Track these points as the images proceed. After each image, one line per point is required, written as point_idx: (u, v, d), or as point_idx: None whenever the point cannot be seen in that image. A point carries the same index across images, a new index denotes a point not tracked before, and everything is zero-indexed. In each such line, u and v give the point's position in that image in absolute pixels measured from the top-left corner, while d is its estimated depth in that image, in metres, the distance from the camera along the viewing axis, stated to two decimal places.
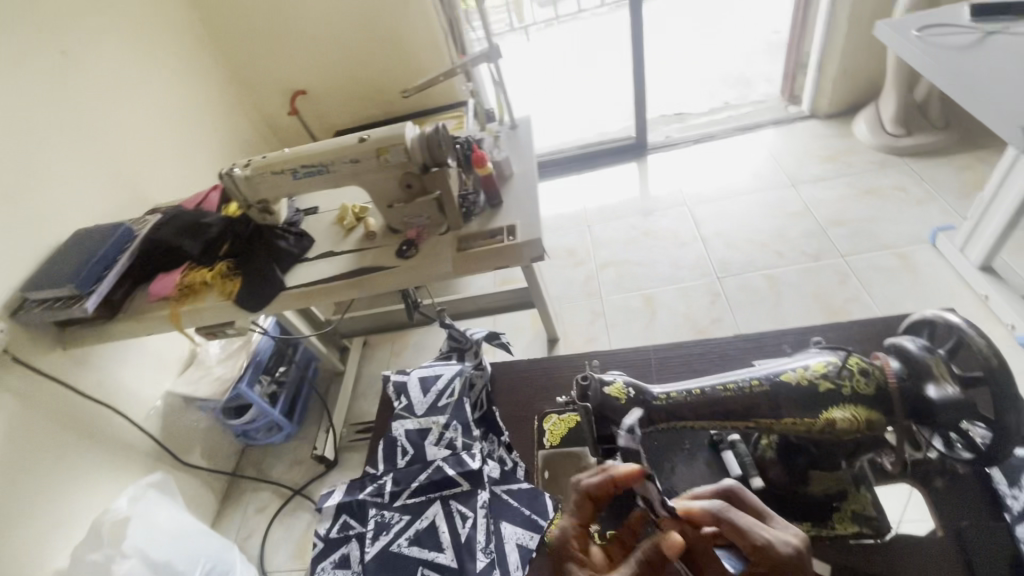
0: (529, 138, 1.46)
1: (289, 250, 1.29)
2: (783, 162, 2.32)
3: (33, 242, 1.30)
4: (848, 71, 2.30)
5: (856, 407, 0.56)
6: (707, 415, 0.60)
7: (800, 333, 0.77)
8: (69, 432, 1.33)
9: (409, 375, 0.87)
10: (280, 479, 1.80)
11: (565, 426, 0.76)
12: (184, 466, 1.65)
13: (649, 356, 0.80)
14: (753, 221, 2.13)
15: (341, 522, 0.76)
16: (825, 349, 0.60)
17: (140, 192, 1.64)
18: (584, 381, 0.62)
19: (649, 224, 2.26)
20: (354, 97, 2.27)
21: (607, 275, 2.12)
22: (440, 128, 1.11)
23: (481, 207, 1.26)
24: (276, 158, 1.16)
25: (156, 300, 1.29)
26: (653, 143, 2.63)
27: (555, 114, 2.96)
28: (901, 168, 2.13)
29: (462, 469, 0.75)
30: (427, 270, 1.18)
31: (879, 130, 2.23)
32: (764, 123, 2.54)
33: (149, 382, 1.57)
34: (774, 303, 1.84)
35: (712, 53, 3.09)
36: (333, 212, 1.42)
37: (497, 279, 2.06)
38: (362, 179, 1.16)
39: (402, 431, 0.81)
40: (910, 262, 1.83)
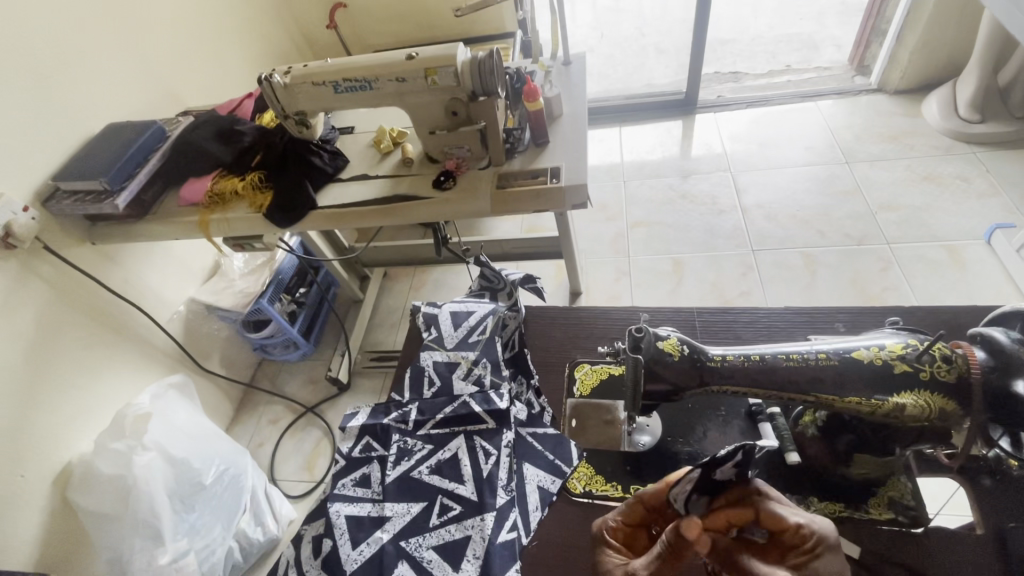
0: (582, 77, 1.37)
1: (323, 169, 1.24)
2: (840, 137, 2.19)
3: (66, 130, 1.27)
4: (930, 44, 2.11)
5: (931, 394, 0.53)
6: (762, 383, 0.59)
7: (856, 312, 0.73)
8: (95, 326, 1.35)
9: (439, 308, 0.85)
10: (293, 395, 1.85)
11: (597, 376, 0.75)
12: (203, 371, 1.69)
13: (694, 318, 0.77)
14: (798, 196, 2.03)
15: (363, 443, 0.77)
16: (902, 332, 0.58)
17: (173, 92, 1.58)
18: (638, 332, 0.59)
19: (687, 186, 2.17)
20: (396, 15, 2.14)
21: (637, 234, 2.06)
22: (495, 53, 1.03)
23: (525, 145, 1.20)
24: (320, 66, 1.10)
25: (187, 204, 1.27)
26: (702, 101, 2.49)
27: (603, 59, 2.80)
28: (967, 157, 1.99)
29: (489, 407, 0.74)
30: (463, 205, 1.14)
31: (951, 114, 2.07)
32: (825, 92, 2.38)
33: (173, 287, 1.58)
34: (808, 282, 1.79)
35: (779, 9, 2.86)
36: (370, 134, 1.37)
37: (525, 225, 2.01)
38: (409, 101, 1.10)
39: (430, 361, 0.80)
40: (959, 257, 1.74)
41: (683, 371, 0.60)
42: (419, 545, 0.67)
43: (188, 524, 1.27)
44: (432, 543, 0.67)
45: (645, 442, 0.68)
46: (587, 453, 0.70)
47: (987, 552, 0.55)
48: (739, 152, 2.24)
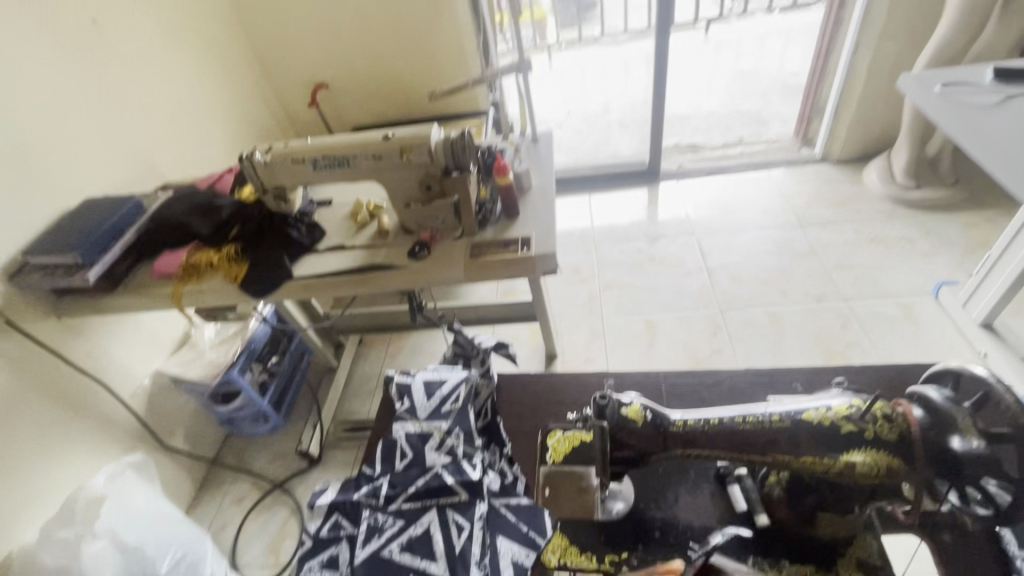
0: (550, 153, 1.46)
1: (300, 240, 1.28)
2: (792, 202, 2.35)
3: (42, 206, 1.28)
4: (863, 120, 2.34)
5: (878, 451, 0.55)
6: (722, 445, 0.61)
7: (814, 373, 0.76)
8: (53, 403, 1.30)
9: (413, 378, 0.86)
10: (260, 471, 1.77)
11: (569, 443, 0.73)
12: (165, 448, 1.61)
13: (660, 381, 0.80)
14: (759, 258, 2.14)
15: (332, 521, 0.76)
16: (848, 392, 0.61)
17: (153, 168, 1.63)
18: (602, 400, 0.62)
19: (655, 249, 2.27)
20: (376, 94, 2.28)
21: (610, 296, 2.12)
22: (467, 133, 1.11)
23: (497, 216, 1.27)
24: (300, 146, 1.16)
25: (160, 276, 1.27)
26: (665, 171, 2.66)
27: (571, 133, 2.99)
28: (909, 220, 2.15)
29: (462, 478, 0.76)
30: (436, 274, 1.18)
31: (889, 180, 2.26)
32: (776, 162, 2.58)
33: (140, 359, 1.55)
34: (775, 340, 1.85)
35: (729, 90, 3.14)
36: (348, 206, 1.41)
37: (500, 289, 2.05)
38: (384, 177, 1.16)
39: (402, 433, 0.80)
40: (912, 312, 1.84)
41: (648, 437, 0.62)
42: None
43: None
44: None
45: (619, 509, 0.67)
46: (562, 523, 0.67)
47: None
48: (702, 217, 2.37)
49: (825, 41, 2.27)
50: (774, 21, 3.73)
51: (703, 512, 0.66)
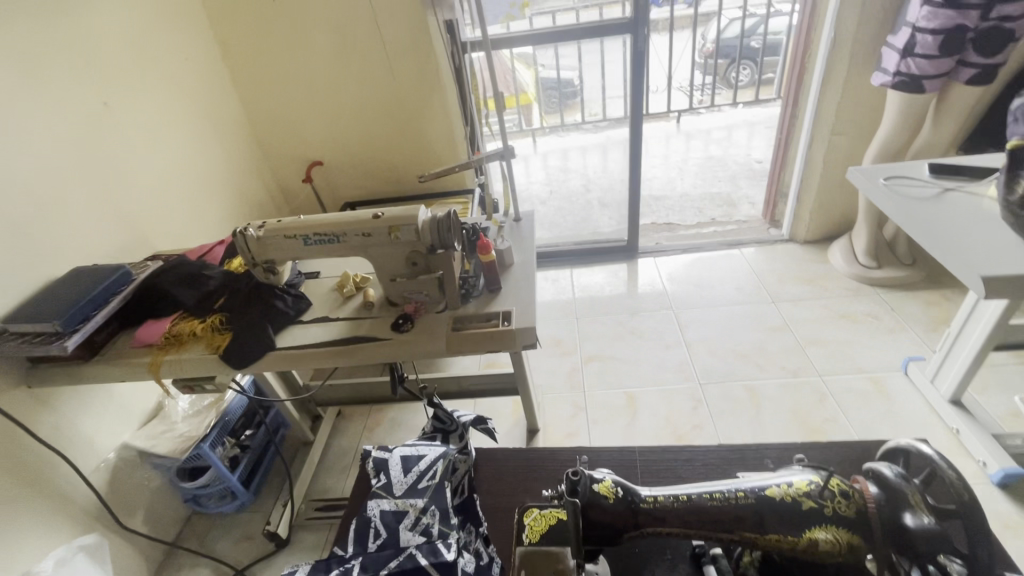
0: (531, 231, 1.54)
1: (285, 311, 1.30)
2: (764, 279, 2.46)
3: (29, 274, 1.30)
4: (824, 205, 2.51)
5: (838, 528, 0.57)
6: (693, 523, 0.61)
7: (784, 449, 0.78)
8: (9, 479, 1.24)
9: (390, 453, 0.86)
10: (222, 556, 1.66)
11: (545, 521, 0.73)
12: (122, 529, 1.52)
13: (635, 458, 0.81)
14: (736, 332, 2.20)
15: None
16: (808, 468, 0.63)
17: (145, 238, 1.67)
18: (574, 476, 0.61)
19: (635, 322, 2.33)
20: (368, 172, 2.41)
21: (591, 369, 2.14)
22: (452, 214, 1.18)
23: (479, 290, 1.31)
24: (291, 223, 1.22)
25: (140, 345, 1.27)
26: (643, 248, 2.78)
27: (554, 210, 3.15)
28: (874, 298, 2.26)
29: (435, 559, 0.69)
30: (419, 346, 1.20)
31: (852, 260, 2.40)
32: (747, 241, 2.72)
33: (107, 432, 1.49)
34: (754, 414, 1.86)
35: (700, 174, 3.38)
36: (335, 279, 1.45)
37: (482, 361, 2.06)
38: (371, 252, 1.21)
39: (377, 510, 0.78)
40: (884, 388, 1.89)
41: (619, 513, 0.62)
42: None
43: None
44: None
45: None
46: None
47: None
48: (678, 292, 2.46)
49: (783, 134, 2.50)
50: (738, 114, 4.09)
51: None
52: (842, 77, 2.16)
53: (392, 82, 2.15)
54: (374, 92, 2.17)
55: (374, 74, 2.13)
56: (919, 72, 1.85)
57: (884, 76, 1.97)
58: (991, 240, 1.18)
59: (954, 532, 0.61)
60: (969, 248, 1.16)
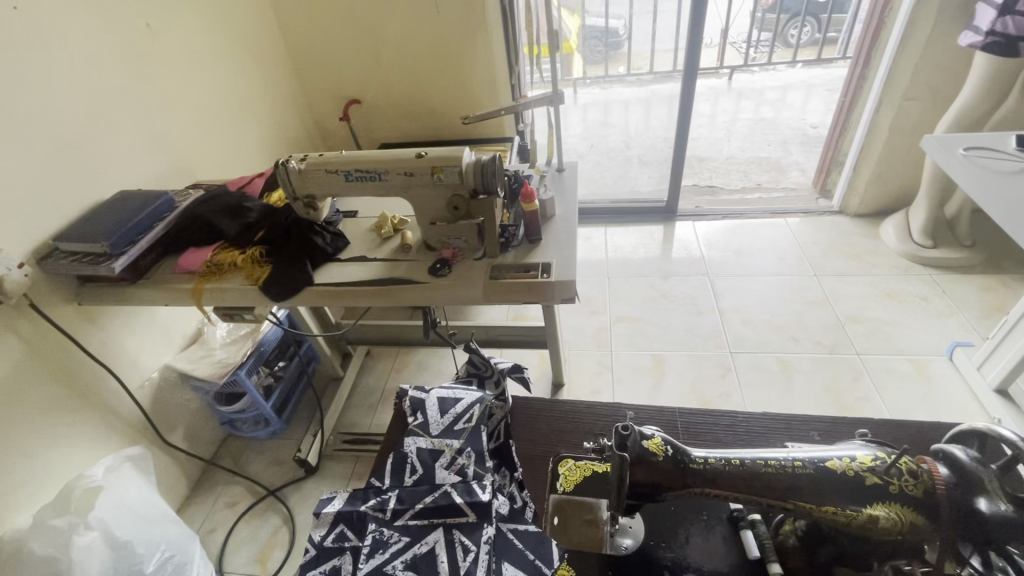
0: (574, 183, 1.49)
1: (323, 248, 1.29)
2: (807, 251, 2.36)
3: (76, 194, 1.32)
4: (882, 177, 2.36)
5: (902, 508, 0.56)
6: (742, 487, 0.61)
7: (832, 423, 0.76)
8: (63, 389, 1.31)
9: (427, 394, 0.86)
10: (256, 476, 1.75)
11: (580, 473, 0.74)
12: (164, 444, 1.61)
13: (676, 418, 0.80)
14: (772, 303, 2.14)
15: (337, 532, 0.73)
16: (871, 444, 0.62)
17: (186, 167, 1.67)
18: (624, 430, 0.62)
19: (668, 286, 2.28)
20: (406, 114, 2.35)
21: (620, 329, 2.12)
22: (497, 159, 1.14)
23: (519, 240, 1.28)
24: (334, 158, 1.19)
25: (183, 271, 1.29)
26: (682, 210, 2.69)
27: (592, 165, 3.04)
28: (925, 278, 2.15)
29: (471, 499, 0.72)
30: (455, 292, 1.19)
31: (906, 237, 2.27)
32: (793, 210, 2.60)
33: (151, 353, 1.56)
34: (784, 386, 1.83)
35: (749, 136, 3.20)
36: (373, 219, 1.44)
37: (511, 313, 2.06)
38: (413, 194, 1.18)
39: (414, 447, 0.79)
40: (925, 371, 1.82)
41: (667, 472, 0.62)
42: None
43: None
44: None
45: (628, 545, 0.66)
46: (568, 554, 0.66)
47: None
48: (716, 259, 2.38)
49: (847, 97, 2.32)
50: (796, 74, 3.81)
51: (715, 555, 0.65)
52: (925, 35, 1.97)
53: (435, 18, 2.04)
54: (417, 28, 2.08)
55: (418, 9, 2.03)
56: (1016, 32, 1.66)
57: (975, 36, 1.76)
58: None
59: None
60: None
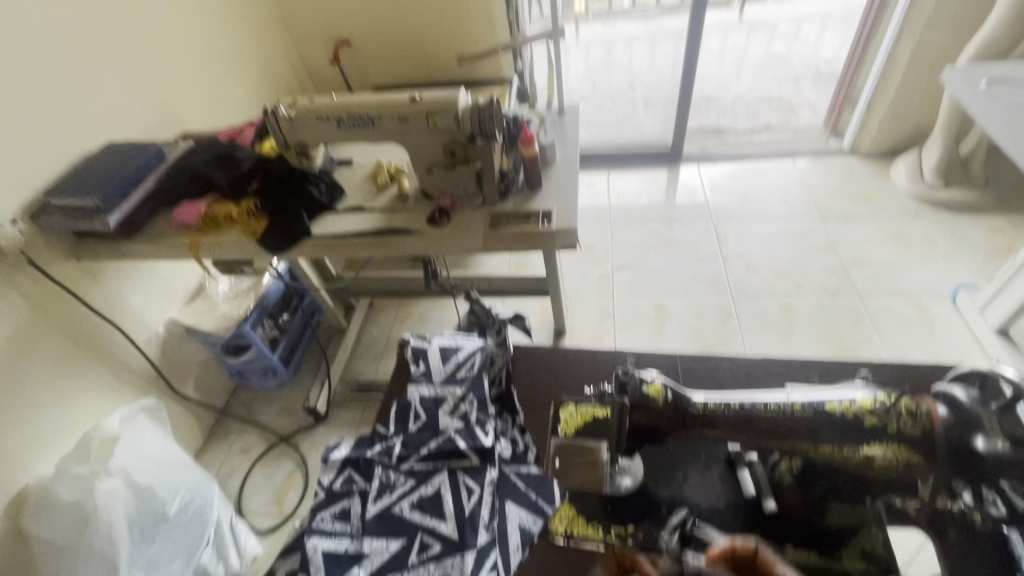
0: (576, 126, 1.43)
1: (318, 198, 1.26)
2: (815, 194, 2.30)
3: (62, 146, 1.28)
4: (897, 115, 2.27)
5: (897, 447, 0.58)
6: (741, 429, 0.62)
7: (833, 366, 0.76)
8: (71, 344, 1.33)
9: (429, 342, 0.86)
10: (268, 424, 1.81)
11: (581, 417, 0.75)
12: (176, 395, 1.65)
13: (676, 363, 0.80)
14: (776, 248, 2.11)
15: (345, 476, 0.75)
16: (872, 387, 0.62)
17: (175, 116, 1.61)
18: (624, 376, 0.64)
19: (671, 232, 2.25)
20: (399, 56, 2.23)
21: (622, 276, 2.11)
22: (494, 101, 1.09)
23: (519, 187, 1.25)
24: (323, 102, 1.14)
25: (178, 225, 1.27)
26: (687, 154, 2.61)
27: (594, 108, 2.92)
28: (934, 220, 2.11)
29: (474, 443, 0.74)
30: (454, 242, 1.17)
31: (917, 179, 2.21)
32: (801, 151, 2.52)
33: (155, 307, 1.56)
34: (785, 330, 1.84)
35: (758, 74, 3.04)
36: (368, 168, 1.40)
37: (512, 263, 2.04)
38: (408, 140, 1.14)
39: (416, 395, 0.80)
40: (926, 314, 1.82)
41: (666, 416, 0.63)
42: None
43: (145, 558, 1.23)
44: None
45: (627, 484, 0.69)
46: (569, 493, 0.69)
47: None
48: (720, 204, 2.34)
49: (866, 27, 2.19)
50: (812, 4, 3.58)
51: (712, 493, 0.67)
52: None
53: None
54: None
55: None
56: None
57: None
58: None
59: None
60: None
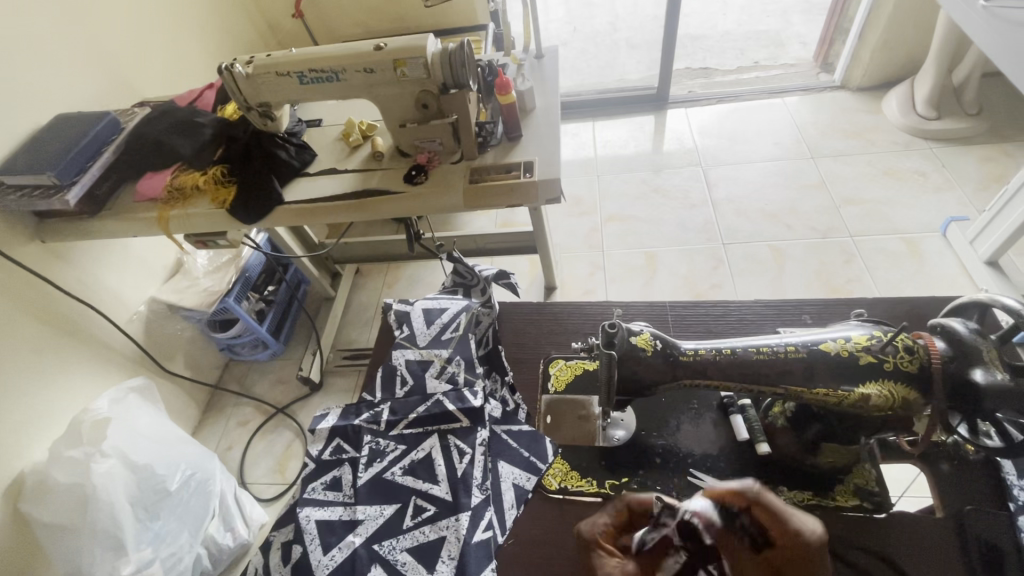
0: (555, 70, 1.36)
1: (289, 163, 1.20)
2: (805, 132, 2.24)
3: (10, 119, 1.19)
4: (889, 44, 2.18)
5: (894, 385, 0.56)
6: (733, 375, 0.61)
7: (826, 306, 0.75)
8: (48, 329, 1.29)
9: (412, 306, 0.84)
10: (263, 396, 1.80)
11: (571, 372, 0.76)
12: (166, 373, 1.63)
13: (666, 312, 0.78)
14: (766, 190, 2.07)
15: (333, 446, 0.74)
16: (867, 324, 0.61)
17: (130, 81, 1.50)
18: (611, 328, 0.60)
19: (660, 180, 2.19)
20: (365, 5, 2.10)
21: (611, 228, 2.07)
22: (466, 46, 1.02)
23: (498, 138, 1.19)
24: (283, 57, 1.06)
25: (144, 200, 1.21)
26: (673, 97, 2.51)
27: (576, 53, 2.79)
28: (925, 153, 2.06)
29: (463, 405, 0.72)
30: (433, 201, 1.12)
31: (909, 110, 2.14)
32: (792, 89, 2.43)
33: (132, 286, 1.52)
34: (776, 274, 1.83)
35: (747, 6, 2.87)
36: (339, 127, 1.33)
37: (499, 220, 2.00)
38: (377, 93, 1.07)
39: (402, 360, 0.78)
40: (917, 248, 1.81)
41: (657, 366, 0.62)
42: (393, 548, 0.64)
43: (151, 533, 1.23)
44: (406, 545, 0.65)
45: (620, 436, 0.69)
46: (562, 450, 0.70)
47: (945, 534, 0.59)
48: (709, 147, 2.27)
49: None
50: None
51: (705, 440, 0.67)
52: None
53: None
54: None
55: None
56: None
57: None
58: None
59: None
60: None
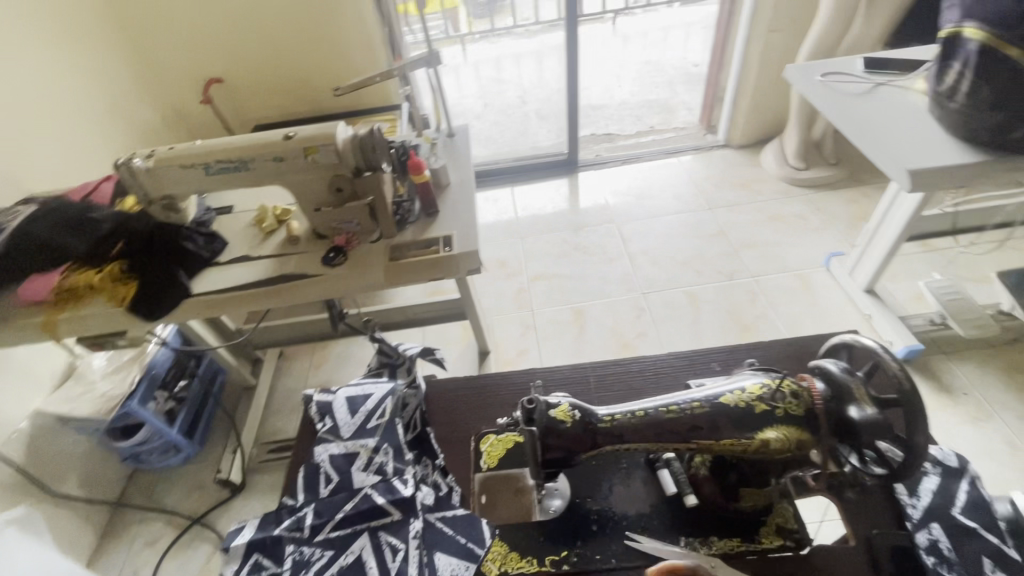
0: (467, 147, 1.44)
1: (198, 254, 1.16)
2: (701, 186, 2.48)
3: None
4: (757, 108, 2.51)
5: (788, 427, 0.61)
6: (650, 435, 0.63)
7: (730, 353, 0.81)
8: None
9: (334, 395, 0.81)
10: (175, 508, 1.61)
11: (502, 447, 0.76)
12: (55, 497, 1.42)
13: (588, 374, 0.81)
14: (674, 240, 2.25)
15: (251, 563, 0.67)
16: (760, 372, 0.67)
17: (14, 178, 1.40)
18: (528, 404, 0.62)
19: (579, 239, 2.31)
20: (277, 90, 2.13)
21: (538, 287, 2.14)
22: (375, 130, 1.06)
23: (416, 215, 1.22)
24: (186, 149, 1.05)
25: (27, 304, 1.09)
26: (583, 161, 2.71)
27: (489, 125, 2.94)
28: (802, 199, 2.35)
29: (393, 497, 0.69)
30: (355, 282, 1.12)
31: (783, 163, 2.45)
32: (684, 149, 2.71)
33: (13, 401, 1.34)
34: (693, 317, 1.95)
35: (638, 79, 3.20)
36: (252, 213, 1.30)
37: (428, 290, 2.00)
38: (288, 180, 1.07)
39: (325, 456, 0.74)
40: (808, 283, 2.02)
41: (577, 435, 0.63)
42: None
43: None
44: None
45: (557, 505, 0.69)
46: (499, 530, 0.69)
47: (856, 560, 0.63)
48: (620, 205, 2.45)
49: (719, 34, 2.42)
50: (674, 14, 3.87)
51: (638, 499, 0.69)
52: None
53: None
54: None
55: None
56: None
57: None
58: (928, 133, 1.17)
59: (893, 419, 0.71)
60: (896, 141, 1.16)
